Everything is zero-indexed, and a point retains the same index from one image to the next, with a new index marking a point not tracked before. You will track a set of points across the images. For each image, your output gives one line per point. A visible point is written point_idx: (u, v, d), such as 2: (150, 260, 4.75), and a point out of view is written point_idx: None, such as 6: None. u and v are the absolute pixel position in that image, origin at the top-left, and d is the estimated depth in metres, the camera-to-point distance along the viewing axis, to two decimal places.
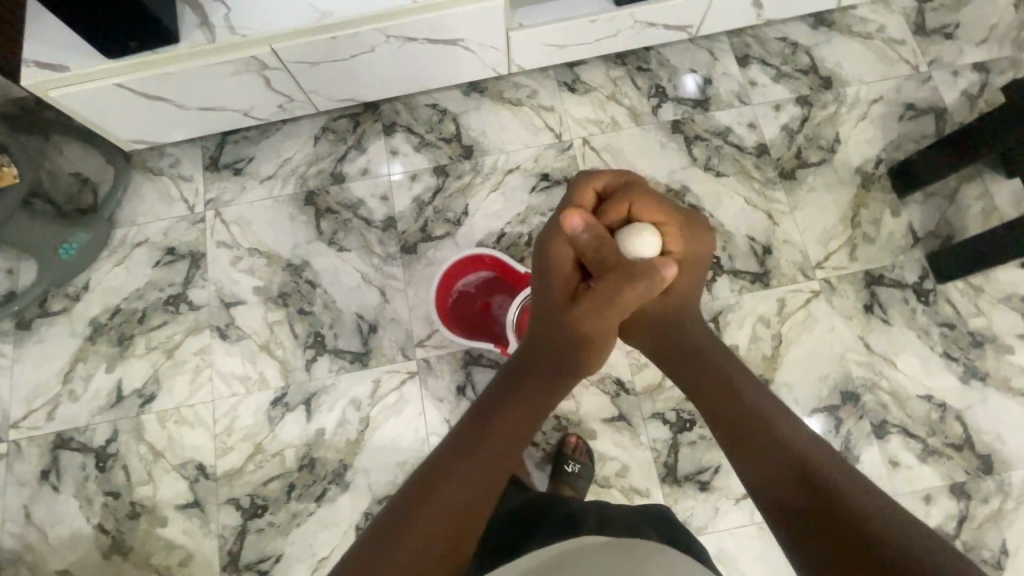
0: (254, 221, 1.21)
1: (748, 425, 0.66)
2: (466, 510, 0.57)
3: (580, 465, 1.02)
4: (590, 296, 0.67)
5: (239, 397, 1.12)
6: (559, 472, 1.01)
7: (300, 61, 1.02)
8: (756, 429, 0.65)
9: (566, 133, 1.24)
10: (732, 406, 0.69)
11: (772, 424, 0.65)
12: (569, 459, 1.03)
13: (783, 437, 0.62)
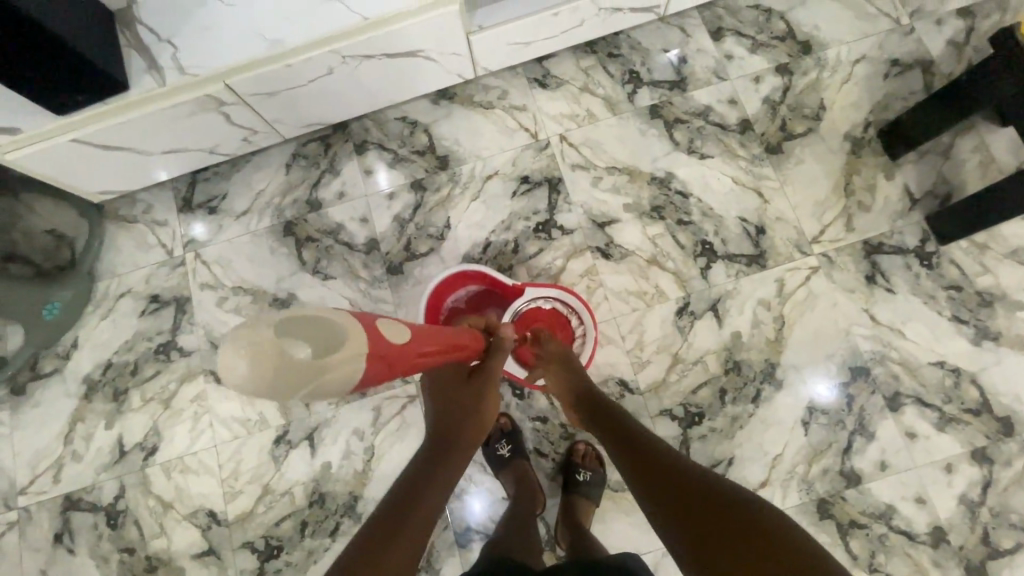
0: (234, 258, 1.19)
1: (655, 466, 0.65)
2: None
3: (591, 472, 1.00)
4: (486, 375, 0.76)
5: (242, 439, 1.10)
6: (571, 482, 1.00)
7: (258, 93, 0.99)
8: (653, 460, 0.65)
9: (542, 131, 1.20)
10: (646, 452, 0.68)
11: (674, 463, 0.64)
12: (580, 468, 1.00)
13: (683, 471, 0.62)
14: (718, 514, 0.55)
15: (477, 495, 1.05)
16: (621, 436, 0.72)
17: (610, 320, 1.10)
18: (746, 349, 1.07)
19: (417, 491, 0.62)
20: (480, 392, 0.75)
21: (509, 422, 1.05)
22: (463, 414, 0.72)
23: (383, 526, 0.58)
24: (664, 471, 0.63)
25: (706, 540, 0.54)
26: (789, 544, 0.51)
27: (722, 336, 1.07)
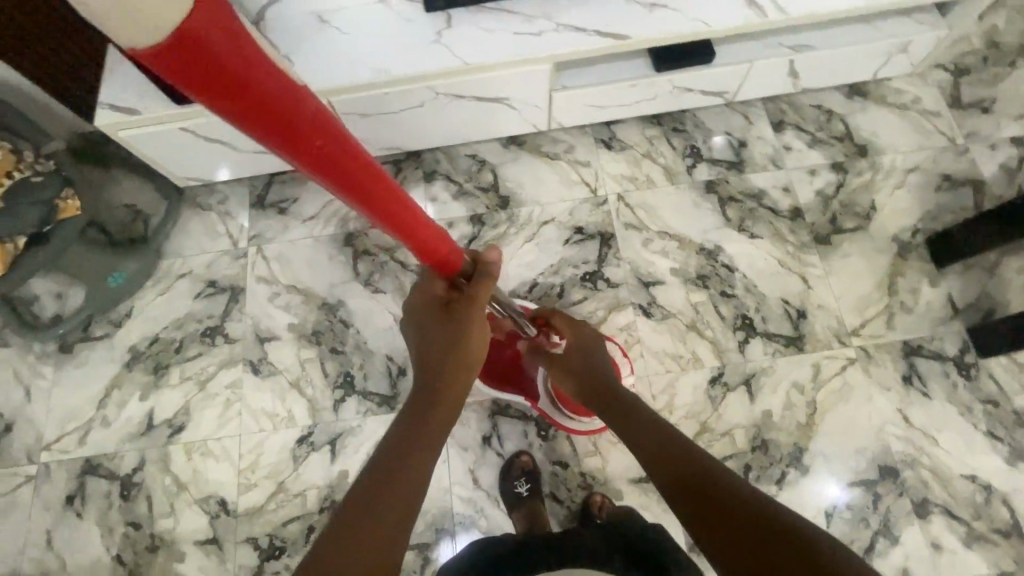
0: (293, 258, 1.25)
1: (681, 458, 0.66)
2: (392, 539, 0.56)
3: None
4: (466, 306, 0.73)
5: (267, 432, 1.12)
6: None
7: (353, 113, 1.08)
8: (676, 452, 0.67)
9: (601, 188, 1.27)
10: (668, 443, 0.69)
11: (695, 454, 0.65)
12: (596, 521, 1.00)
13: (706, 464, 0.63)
14: (741, 512, 0.56)
15: (463, 538, 1.04)
16: (645, 425, 0.73)
17: (644, 377, 1.12)
18: (774, 429, 1.07)
19: (402, 451, 0.63)
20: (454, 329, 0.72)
21: (530, 461, 1.05)
22: (445, 352, 0.71)
23: (374, 480, 0.60)
24: (687, 465, 0.64)
25: (739, 552, 0.53)
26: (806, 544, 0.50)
27: (752, 412, 1.08)
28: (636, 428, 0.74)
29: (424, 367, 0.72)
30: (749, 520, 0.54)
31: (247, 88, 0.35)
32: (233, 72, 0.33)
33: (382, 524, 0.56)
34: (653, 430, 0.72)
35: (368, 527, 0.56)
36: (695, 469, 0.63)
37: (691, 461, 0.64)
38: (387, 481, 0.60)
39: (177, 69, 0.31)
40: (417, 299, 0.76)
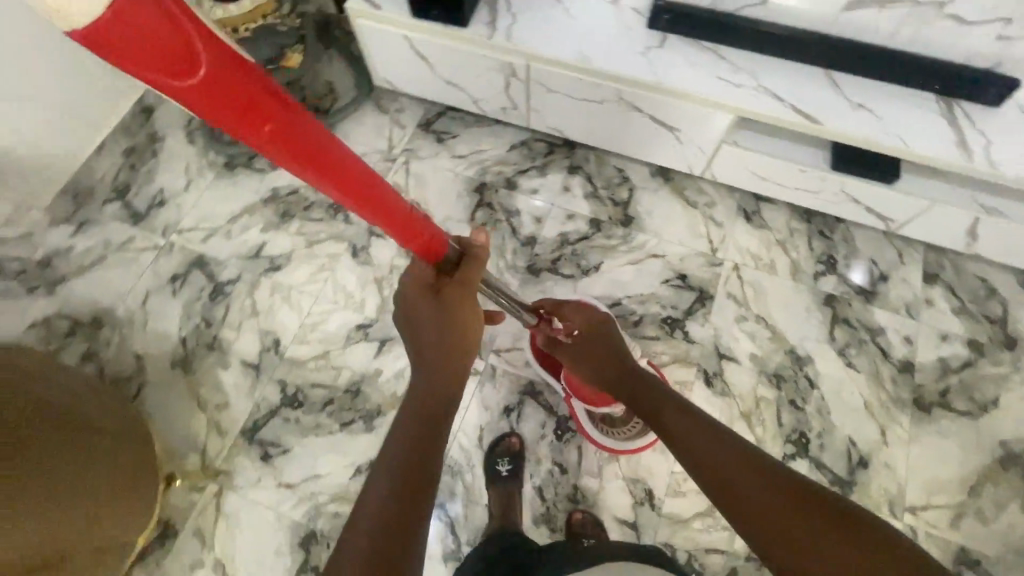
0: (429, 184, 1.38)
1: (701, 436, 0.71)
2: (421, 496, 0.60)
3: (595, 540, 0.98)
4: (450, 292, 0.71)
5: (338, 307, 1.24)
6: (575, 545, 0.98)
7: (542, 84, 1.18)
8: (695, 431, 0.73)
9: (721, 251, 1.27)
10: (687, 424, 0.75)
11: (716, 431, 0.71)
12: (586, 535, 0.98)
13: (726, 439, 0.70)
14: (763, 480, 0.62)
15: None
16: (666, 410, 0.79)
17: None
18: None
19: (426, 421, 0.67)
20: (449, 317, 0.71)
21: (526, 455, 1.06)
22: (444, 334, 0.71)
23: (406, 448, 0.64)
24: (706, 443, 0.70)
25: (773, 523, 0.57)
26: (825, 503, 0.57)
27: None
28: (654, 418, 0.79)
29: (419, 378, 0.70)
30: (772, 489, 0.60)
31: (204, 73, 0.33)
32: (185, 45, 0.31)
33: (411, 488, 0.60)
34: (670, 416, 0.77)
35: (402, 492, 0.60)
36: (715, 443, 0.69)
37: (712, 437, 0.70)
38: (417, 450, 0.64)
39: (115, 49, 0.28)
40: (404, 289, 0.74)
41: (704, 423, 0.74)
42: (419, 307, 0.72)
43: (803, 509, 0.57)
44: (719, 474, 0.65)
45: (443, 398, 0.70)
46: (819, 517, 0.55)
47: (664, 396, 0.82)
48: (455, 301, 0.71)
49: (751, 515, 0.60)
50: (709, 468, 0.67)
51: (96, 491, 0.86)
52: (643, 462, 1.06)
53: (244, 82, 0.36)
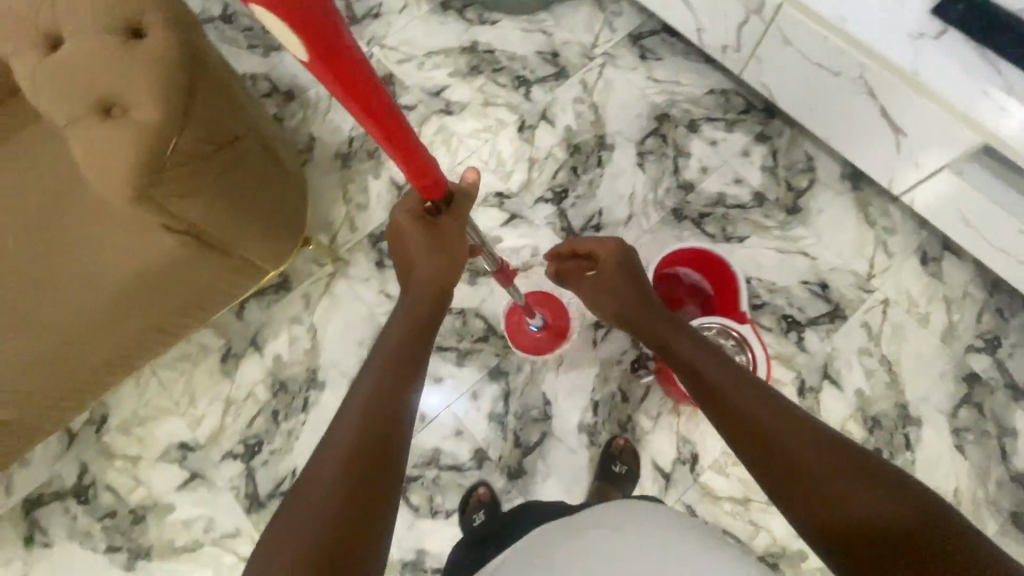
0: (615, 93, 1.36)
1: (738, 387, 0.64)
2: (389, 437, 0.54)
3: (627, 465, 1.03)
4: (448, 228, 0.64)
5: (487, 169, 1.29)
6: (607, 472, 1.03)
7: (782, 32, 1.08)
8: (732, 376, 0.66)
9: (879, 280, 1.17)
10: (721, 374, 0.67)
11: (756, 383, 0.64)
12: (616, 460, 1.04)
13: (766, 393, 0.62)
14: (805, 438, 0.55)
15: (454, 384, 1.11)
16: (697, 359, 0.71)
17: None
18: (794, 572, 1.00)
19: (400, 365, 0.61)
20: (437, 263, 0.67)
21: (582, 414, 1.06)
22: (440, 265, 0.67)
23: (373, 397, 0.57)
24: (739, 396, 0.63)
25: (813, 483, 0.51)
26: (879, 471, 0.49)
27: (795, 542, 1.00)
28: (683, 366, 0.73)
29: (404, 314, 0.67)
30: (816, 448, 0.53)
31: (334, 56, 0.36)
32: (328, 38, 0.35)
33: (376, 425, 0.54)
34: (700, 362, 0.71)
35: (374, 440, 0.53)
36: (754, 397, 0.62)
37: (752, 388, 0.63)
38: (386, 390, 0.58)
39: (288, 20, 0.33)
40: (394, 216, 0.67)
41: (740, 374, 0.66)
42: (414, 236, 0.65)
43: (853, 474, 0.50)
44: (755, 430, 0.58)
45: (420, 338, 0.66)
46: (872, 484, 0.48)
47: (691, 344, 0.75)
48: (450, 240, 0.66)
49: (788, 477, 0.54)
50: (743, 423, 0.60)
51: (273, 206, 0.92)
52: (700, 427, 1.07)
53: (359, 74, 0.39)
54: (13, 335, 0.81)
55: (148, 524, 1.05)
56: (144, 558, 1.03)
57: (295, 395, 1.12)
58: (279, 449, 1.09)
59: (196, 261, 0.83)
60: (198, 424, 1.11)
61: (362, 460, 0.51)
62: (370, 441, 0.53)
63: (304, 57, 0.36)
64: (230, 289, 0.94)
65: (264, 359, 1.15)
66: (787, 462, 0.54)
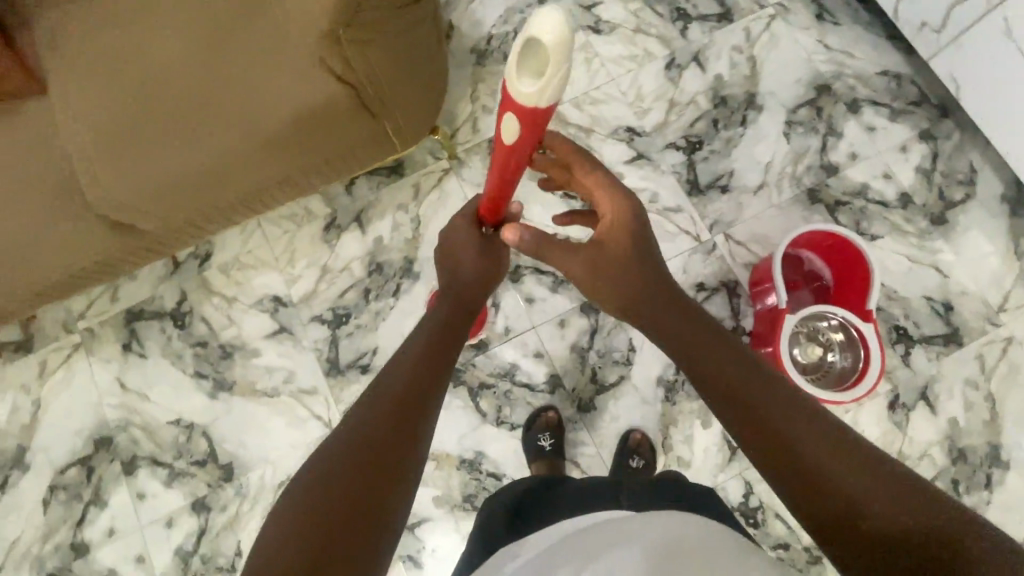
0: (778, 51, 1.24)
1: (737, 367, 0.53)
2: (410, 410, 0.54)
3: (645, 462, 1.00)
4: (496, 243, 0.74)
5: (623, 100, 1.22)
6: (624, 466, 0.99)
7: (1005, 19, 0.96)
8: (726, 351, 0.55)
9: (1010, 315, 1.09)
10: (724, 351, 0.55)
11: (759, 362, 0.54)
12: (635, 456, 1.01)
13: (775, 378, 0.52)
14: (806, 430, 0.46)
15: (542, 309, 1.10)
16: (685, 328, 0.59)
17: None
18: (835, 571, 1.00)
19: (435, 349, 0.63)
20: (488, 249, 0.74)
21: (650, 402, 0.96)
22: (476, 271, 0.73)
23: (403, 375, 0.58)
24: (739, 377, 0.52)
25: (816, 485, 0.43)
26: (890, 479, 0.41)
27: None
28: (673, 333, 0.60)
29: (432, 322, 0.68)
30: (819, 440, 0.45)
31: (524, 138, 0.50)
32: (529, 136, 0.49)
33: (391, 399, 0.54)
34: (692, 330, 0.58)
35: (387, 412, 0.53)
36: (756, 376, 0.52)
37: (755, 369, 0.53)
38: (423, 368, 0.59)
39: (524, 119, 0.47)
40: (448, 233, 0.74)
41: (747, 353, 0.55)
42: (464, 243, 0.73)
43: (855, 476, 0.41)
44: (752, 415, 0.49)
45: (454, 327, 0.68)
46: (880, 490, 0.40)
47: (688, 309, 0.61)
48: (496, 250, 0.74)
49: (788, 474, 0.45)
50: (743, 409, 0.50)
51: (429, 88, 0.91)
52: None
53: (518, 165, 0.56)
54: (160, 159, 0.79)
55: (234, 361, 1.10)
56: (226, 390, 1.09)
57: (389, 279, 1.14)
58: (365, 326, 1.12)
59: (356, 118, 0.83)
60: (293, 282, 1.14)
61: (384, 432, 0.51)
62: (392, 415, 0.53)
63: (506, 130, 0.49)
64: (360, 158, 0.92)
65: (365, 237, 1.16)
66: (770, 434, 0.47)
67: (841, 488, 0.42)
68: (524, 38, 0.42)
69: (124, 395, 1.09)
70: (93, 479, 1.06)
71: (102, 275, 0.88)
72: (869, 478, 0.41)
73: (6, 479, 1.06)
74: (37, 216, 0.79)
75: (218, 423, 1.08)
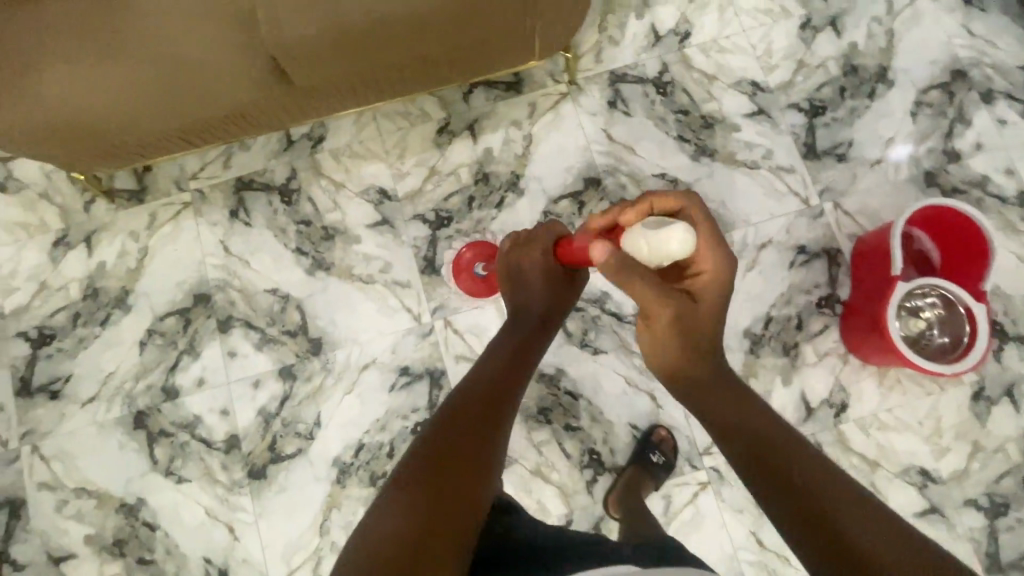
0: (920, 27, 1.20)
1: (766, 437, 0.63)
2: (486, 428, 0.66)
3: (665, 458, 1.03)
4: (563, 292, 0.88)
5: (753, 53, 1.20)
6: (644, 459, 1.02)
7: None
8: (757, 418, 0.66)
9: None
10: (756, 420, 0.66)
11: (788, 434, 0.63)
12: (656, 451, 1.03)
13: (801, 448, 0.61)
14: (824, 494, 0.54)
15: None
16: (718, 390, 0.72)
17: (902, 396, 1.06)
18: None
19: (505, 387, 0.74)
20: (559, 287, 0.87)
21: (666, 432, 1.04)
22: (546, 318, 0.86)
23: (480, 403, 0.69)
24: (768, 443, 0.62)
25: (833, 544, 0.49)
26: (904, 543, 0.47)
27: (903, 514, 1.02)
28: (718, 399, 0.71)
29: (499, 359, 0.79)
30: (839, 507, 0.52)
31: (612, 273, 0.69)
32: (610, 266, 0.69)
33: (469, 423, 0.65)
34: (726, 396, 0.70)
35: (465, 434, 0.64)
36: (786, 442, 0.61)
37: (784, 437, 0.62)
38: (493, 401, 0.71)
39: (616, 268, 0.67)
40: (507, 266, 0.90)
41: (768, 421, 0.65)
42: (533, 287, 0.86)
43: (869, 537, 0.48)
44: (778, 476, 0.57)
45: (521, 365, 0.80)
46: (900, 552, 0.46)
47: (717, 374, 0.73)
48: (558, 294, 0.88)
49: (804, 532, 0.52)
50: (769, 471, 0.59)
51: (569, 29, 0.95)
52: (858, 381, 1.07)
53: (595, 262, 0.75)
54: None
55: (335, 244, 1.13)
56: (324, 270, 1.12)
57: (494, 191, 1.15)
58: (464, 232, 1.13)
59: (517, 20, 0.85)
60: (400, 179, 1.16)
61: (459, 441, 0.62)
62: (466, 431, 0.64)
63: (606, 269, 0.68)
64: (481, 60, 0.95)
65: (475, 147, 1.17)
66: (796, 492, 0.55)
67: (861, 541, 0.48)
68: (664, 237, 0.63)
69: (226, 258, 1.12)
70: (188, 331, 1.10)
71: (221, 110, 0.86)
72: (892, 543, 0.47)
73: (108, 315, 1.10)
74: (200, 25, 0.75)
75: (312, 300, 1.11)
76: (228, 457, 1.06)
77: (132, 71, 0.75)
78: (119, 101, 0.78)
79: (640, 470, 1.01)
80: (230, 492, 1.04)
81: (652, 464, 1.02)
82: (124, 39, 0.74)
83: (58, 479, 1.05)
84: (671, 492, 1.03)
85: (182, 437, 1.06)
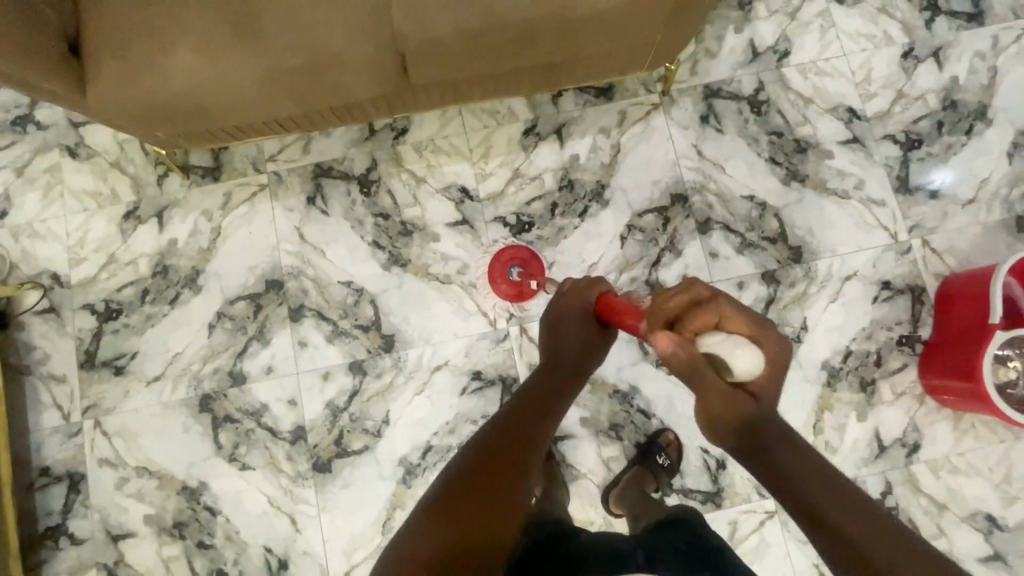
0: None
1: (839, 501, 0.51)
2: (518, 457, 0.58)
3: (670, 460, 1.02)
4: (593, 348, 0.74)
5: (851, 79, 1.17)
6: (650, 460, 1.01)
7: None
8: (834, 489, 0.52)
9: None
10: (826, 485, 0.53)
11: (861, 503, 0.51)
12: (660, 452, 1.02)
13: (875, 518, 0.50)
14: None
15: (723, 267, 1.10)
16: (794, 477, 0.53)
17: (976, 441, 1.05)
18: None
19: (530, 420, 0.63)
20: (593, 339, 0.74)
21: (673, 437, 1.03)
22: (580, 344, 0.73)
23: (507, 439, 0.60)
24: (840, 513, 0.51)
25: None
26: None
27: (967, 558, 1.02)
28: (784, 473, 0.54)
29: (527, 394, 0.67)
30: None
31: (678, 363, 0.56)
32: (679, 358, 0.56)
33: (496, 458, 0.58)
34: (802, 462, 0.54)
35: (494, 464, 0.57)
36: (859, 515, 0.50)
37: (860, 508, 0.51)
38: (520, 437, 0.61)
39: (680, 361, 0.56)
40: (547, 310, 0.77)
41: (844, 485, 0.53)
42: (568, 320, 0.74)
43: None
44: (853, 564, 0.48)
45: (549, 402, 0.67)
46: None
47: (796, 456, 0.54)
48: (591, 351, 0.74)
49: None
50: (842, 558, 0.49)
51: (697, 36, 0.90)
52: (933, 423, 1.06)
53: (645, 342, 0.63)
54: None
55: (413, 240, 1.10)
56: (401, 266, 1.10)
57: (579, 199, 1.12)
58: (546, 238, 1.11)
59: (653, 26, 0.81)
60: (483, 178, 1.13)
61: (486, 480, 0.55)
62: (490, 468, 0.56)
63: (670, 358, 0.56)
64: (607, 67, 0.91)
65: (562, 152, 1.14)
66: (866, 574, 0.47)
67: None
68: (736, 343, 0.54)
69: (301, 245, 1.10)
70: (259, 317, 1.08)
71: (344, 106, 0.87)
72: None
73: (178, 294, 1.08)
74: (336, 28, 0.76)
75: (387, 295, 1.09)
76: (293, 448, 1.04)
77: (270, 58, 0.76)
78: (259, 101, 0.80)
79: (644, 469, 1.00)
80: (293, 484, 1.03)
81: (656, 465, 1.01)
82: (264, 29, 0.76)
83: (120, 456, 1.04)
84: (738, 518, 1.03)
85: (248, 424, 1.05)
